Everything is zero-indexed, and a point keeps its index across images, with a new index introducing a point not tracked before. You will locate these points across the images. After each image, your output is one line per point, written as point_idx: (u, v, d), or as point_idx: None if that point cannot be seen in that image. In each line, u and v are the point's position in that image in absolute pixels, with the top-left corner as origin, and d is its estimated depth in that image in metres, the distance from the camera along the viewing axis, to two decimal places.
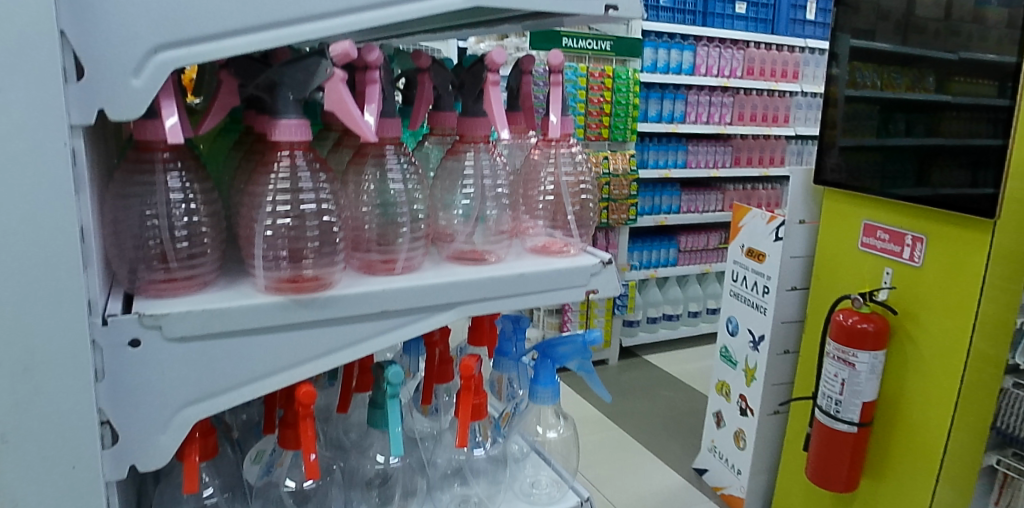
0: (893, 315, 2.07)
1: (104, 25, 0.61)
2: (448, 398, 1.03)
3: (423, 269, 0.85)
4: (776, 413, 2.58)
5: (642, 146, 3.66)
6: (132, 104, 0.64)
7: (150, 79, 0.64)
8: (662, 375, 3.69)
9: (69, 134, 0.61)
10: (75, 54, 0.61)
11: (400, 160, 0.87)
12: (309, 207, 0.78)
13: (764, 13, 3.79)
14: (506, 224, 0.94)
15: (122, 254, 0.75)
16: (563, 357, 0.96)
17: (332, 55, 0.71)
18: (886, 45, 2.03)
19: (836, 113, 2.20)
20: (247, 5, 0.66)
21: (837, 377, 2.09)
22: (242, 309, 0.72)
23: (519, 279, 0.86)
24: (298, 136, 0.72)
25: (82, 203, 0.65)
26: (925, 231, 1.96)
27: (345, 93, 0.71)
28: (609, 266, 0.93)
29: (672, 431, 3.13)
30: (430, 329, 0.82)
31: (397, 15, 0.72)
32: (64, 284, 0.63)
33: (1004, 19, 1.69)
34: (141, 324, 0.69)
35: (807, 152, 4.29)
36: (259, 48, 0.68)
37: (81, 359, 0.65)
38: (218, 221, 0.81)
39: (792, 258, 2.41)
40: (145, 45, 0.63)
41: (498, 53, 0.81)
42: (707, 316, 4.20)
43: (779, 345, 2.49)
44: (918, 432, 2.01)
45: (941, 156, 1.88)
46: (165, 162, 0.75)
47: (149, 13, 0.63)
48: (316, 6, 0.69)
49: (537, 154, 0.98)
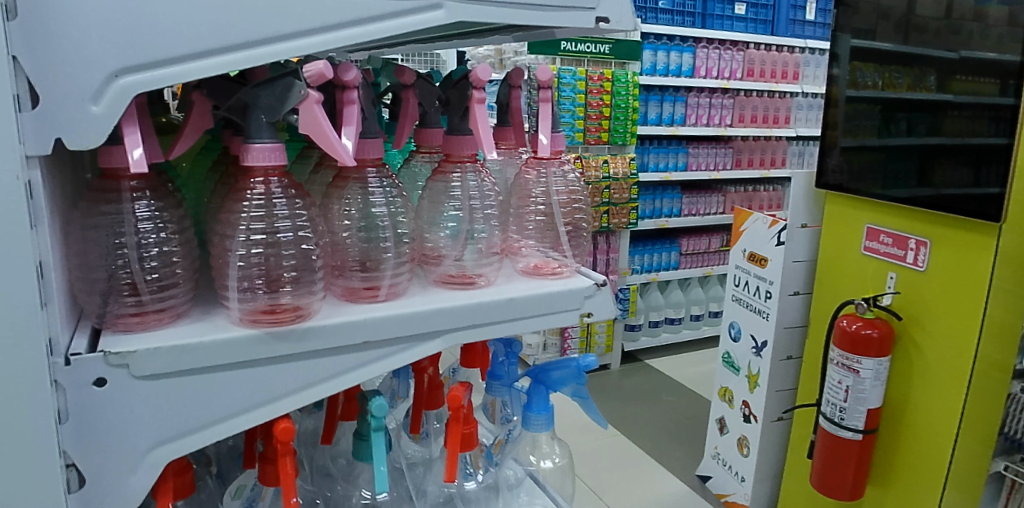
0: (897, 321, 2.03)
1: (60, 49, 0.58)
2: (439, 424, 1.00)
3: (409, 296, 0.81)
4: (780, 419, 2.54)
5: (642, 149, 3.63)
6: (92, 132, 0.60)
7: (111, 106, 0.60)
8: (663, 380, 3.64)
9: (23, 165, 0.58)
10: (29, 81, 0.58)
11: (383, 183, 0.83)
12: (286, 236, 0.75)
13: (764, 14, 3.76)
14: (497, 244, 0.90)
15: (89, 286, 0.71)
16: (557, 382, 0.92)
17: (307, 75, 0.68)
18: (886, 45, 2.00)
19: (836, 115, 2.16)
20: (214, 25, 0.63)
21: (841, 384, 2.05)
22: (214, 344, 0.68)
23: (509, 304, 0.82)
24: (275, 162, 0.69)
25: (39, 237, 0.61)
26: (929, 236, 1.92)
27: (321, 116, 0.68)
28: (603, 288, 0.89)
29: (674, 438, 3.09)
30: (416, 359, 0.78)
31: (375, 33, 0.70)
32: (23, 322, 0.60)
33: (1006, 16, 1.66)
34: (106, 363, 0.65)
35: (809, 154, 4.23)
36: (228, 69, 0.64)
37: (42, 400, 0.62)
38: (190, 250, 0.78)
39: (794, 263, 2.36)
40: (104, 69, 0.59)
41: (483, 70, 0.77)
42: (710, 320, 4.14)
43: (781, 351, 2.45)
44: (924, 439, 1.97)
45: (945, 154, 1.84)
46: (133, 191, 0.72)
47: (109, 34, 0.59)
48: (288, 25, 0.66)
49: (529, 173, 0.95)
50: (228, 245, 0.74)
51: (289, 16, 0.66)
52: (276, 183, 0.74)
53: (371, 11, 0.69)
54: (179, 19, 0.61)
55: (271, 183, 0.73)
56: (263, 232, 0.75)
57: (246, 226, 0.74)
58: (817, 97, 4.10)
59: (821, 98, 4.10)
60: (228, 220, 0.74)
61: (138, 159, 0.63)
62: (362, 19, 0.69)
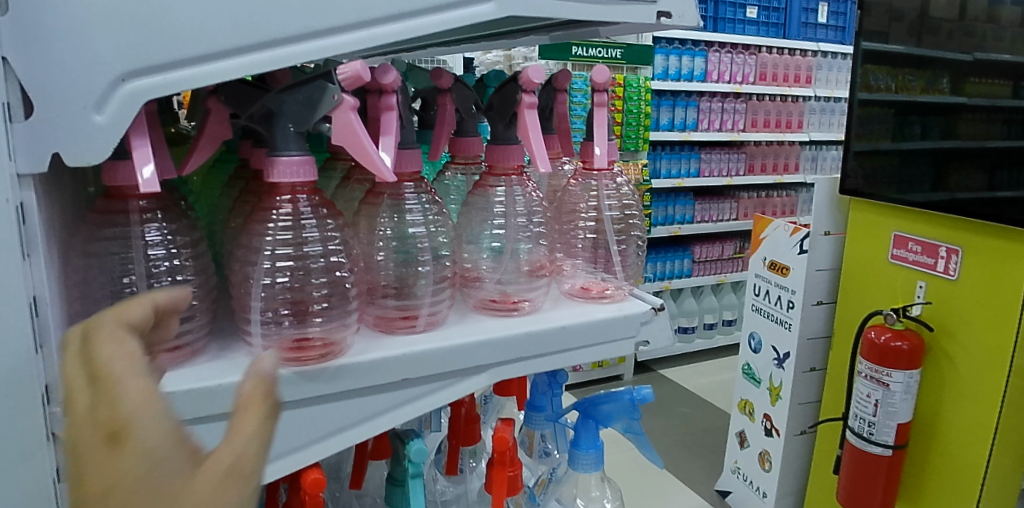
0: (928, 332, 1.84)
1: (56, 49, 0.49)
2: (475, 462, 0.90)
3: (449, 326, 0.72)
4: (803, 433, 2.34)
5: (654, 154, 3.53)
6: (93, 146, 0.52)
7: (116, 115, 0.52)
8: (680, 391, 3.44)
9: (15, 186, 0.50)
10: (21, 86, 0.49)
11: (421, 198, 0.74)
12: (315, 260, 0.67)
13: (775, 17, 3.68)
14: (542, 263, 0.82)
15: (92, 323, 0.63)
16: (608, 417, 0.84)
17: (341, 78, 0.59)
18: (899, 47, 1.88)
19: (849, 119, 2.01)
20: (234, 20, 0.54)
21: (869, 398, 1.84)
22: (232, 389, 0.59)
23: (560, 333, 0.73)
24: (304, 178, 0.60)
25: (33, 268, 0.52)
26: (962, 244, 1.74)
27: (357, 123, 0.60)
28: (660, 313, 0.80)
29: (689, 451, 2.84)
30: (459, 397, 0.69)
31: (417, 30, 0.60)
32: (12, 370, 0.51)
33: (1018, 18, 1.60)
34: None
35: (822, 158, 4.10)
36: (249, 72, 0.56)
37: (35, 459, 0.53)
38: (207, 278, 0.69)
39: (817, 271, 2.15)
40: (110, 73, 0.51)
41: (535, 70, 0.70)
42: (724, 329, 4.02)
43: (805, 362, 2.24)
44: (956, 455, 1.78)
45: (960, 157, 1.76)
46: (142, 211, 0.63)
47: (113, 31, 0.51)
48: (319, 20, 0.57)
49: (575, 184, 0.89)
50: (250, 274, 0.65)
51: (321, 10, 0.57)
52: (307, 199, 0.66)
53: (413, 4, 0.60)
54: (197, 14, 0.53)
55: (299, 201, 0.65)
56: (291, 259, 0.67)
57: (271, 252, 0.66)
58: (831, 100, 3.99)
59: (836, 102, 4.00)
60: (250, 244, 0.65)
61: (148, 177, 0.55)
62: (403, 13, 0.60)
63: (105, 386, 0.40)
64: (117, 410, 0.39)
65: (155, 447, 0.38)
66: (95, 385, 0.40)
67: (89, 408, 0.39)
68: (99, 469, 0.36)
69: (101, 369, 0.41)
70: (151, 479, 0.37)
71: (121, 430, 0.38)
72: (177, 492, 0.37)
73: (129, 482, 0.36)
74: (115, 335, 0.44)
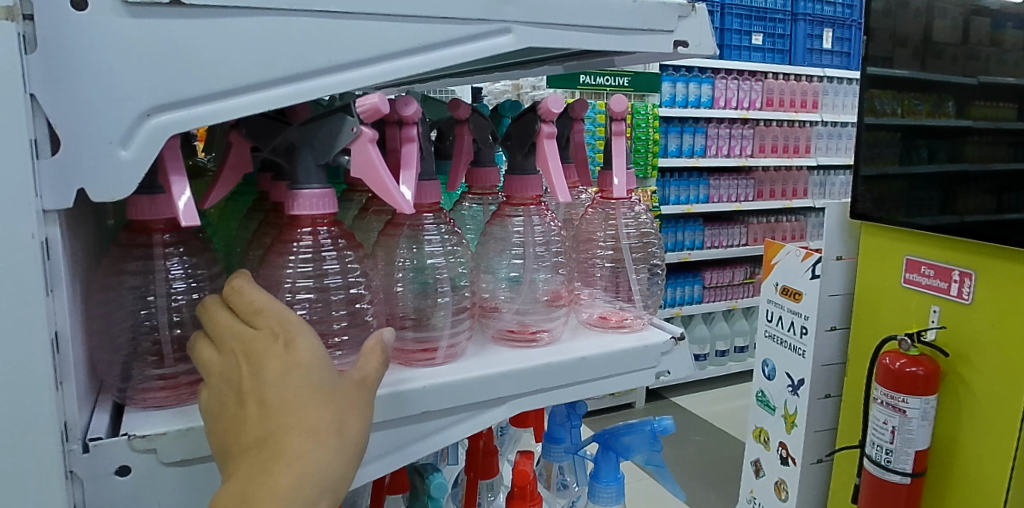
0: (944, 357, 1.81)
1: (85, 85, 0.50)
2: (493, 496, 0.89)
3: (468, 358, 0.71)
4: (820, 461, 2.28)
5: (663, 181, 3.54)
6: (118, 181, 0.52)
7: (142, 149, 0.52)
8: (693, 419, 3.39)
9: (40, 221, 0.50)
10: (49, 123, 0.50)
11: (439, 228, 0.75)
12: (336, 289, 0.67)
13: (781, 44, 3.71)
14: (560, 293, 0.81)
15: (111, 359, 0.62)
16: (628, 449, 0.83)
17: (359, 110, 0.59)
18: (903, 72, 1.88)
19: (856, 143, 2.01)
20: (258, 54, 0.54)
21: (886, 424, 1.79)
22: None
23: (580, 364, 0.72)
24: (320, 210, 0.60)
25: (56, 302, 0.52)
26: (975, 267, 1.73)
27: (375, 155, 0.60)
28: (680, 343, 0.79)
29: (703, 482, 2.77)
30: (479, 430, 0.68)
31: (437, 63, 0.61)
32: (32, 406, 0.50)
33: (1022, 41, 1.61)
34: (131, 448, 0.55)
35: (830, 184, 4.10)
36: (274, 106, 0.56)
37: (51, 500, 0.52)
38: None
39: (830, 296, 2.12)
40: (136, 108, 0.51)
41: (553, 100, 0.71)
42: (736, 355, 3.97)
43: (820, 389, 2.19)
44: (976, 484, 1.74)
45: (967, 181, 1.73)
46: (165, 246, 0.63)
47: (141, 67, 0.51)
48: (342, 53, 0.57)
49: (591, 212, 0.89)
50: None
51: (345, 44, 0.57)
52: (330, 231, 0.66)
53: (434, 37, 0.60)
54: (220, 49, 0.53)
55: (318, 233, 0.65)
56: (310, 292, 0.67)
57: (291, 286, 0.66)
58: (839, 125, 3.98)
59: (844, 127, 4.00)
60: (271, 276, 0.65)
61: (184, 208, 0.55)
62: (424, 46, 0.60)
63: (270, 312, 0.53)
64: (286, 325, 0.53)
65: (315, 352, 0.52)
66: (257, 311, 0.53)
67: (258, 327, 0.53)
68: (277, 360, 0.50)
69: (260, 299, 0.54)
70: (316, 370, 0.51)
71: (291, 338, 0.52)
72: (332, 386, 0.52)
73: (302, 370, 0.51)
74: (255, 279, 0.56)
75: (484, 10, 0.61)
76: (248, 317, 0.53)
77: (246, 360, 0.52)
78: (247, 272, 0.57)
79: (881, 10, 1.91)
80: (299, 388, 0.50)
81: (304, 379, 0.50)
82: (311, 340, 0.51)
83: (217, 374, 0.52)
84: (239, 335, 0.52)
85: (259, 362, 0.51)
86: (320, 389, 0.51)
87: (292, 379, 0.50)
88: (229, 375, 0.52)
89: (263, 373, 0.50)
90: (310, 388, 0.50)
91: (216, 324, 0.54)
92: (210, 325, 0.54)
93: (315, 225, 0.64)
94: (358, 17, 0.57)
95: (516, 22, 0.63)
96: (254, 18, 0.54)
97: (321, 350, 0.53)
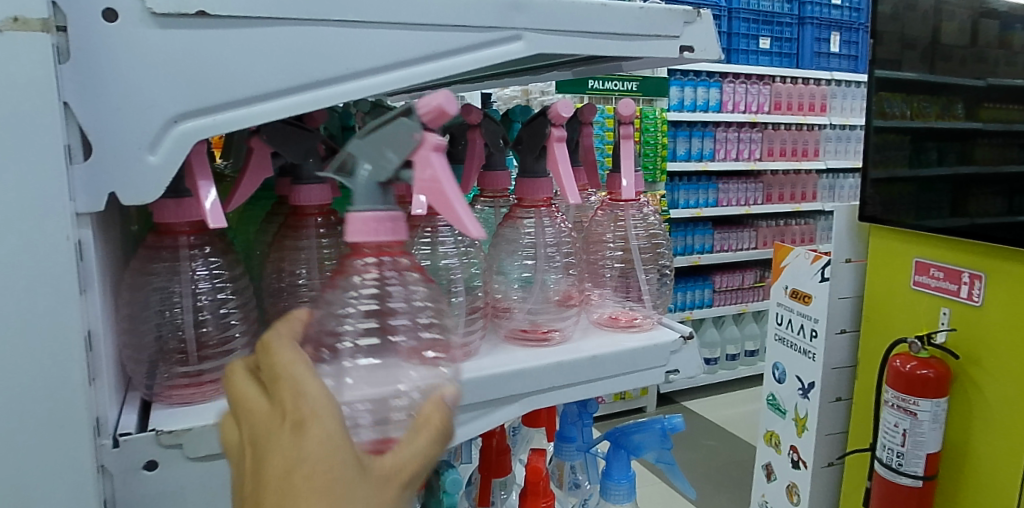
0: (954, 360, 1.81)
1: (115, 94, 0.52)
2: (506, 493, 0.91)
3: (481, 356, 0.73)
4: (831, 465, 2.27)
5: (672, 185, 3.54)
6: (147, 185, 0.54)
7: (169, 155, 0.54)
8: (703, 423, 3.38)
9: (74, 224, 0.52)
10: (81, 130, 0.52)
11: (453, 230, 0.79)
12: (402, 325, 0.63)
13: (788, 47, 3.73)
14: (570, 295, 0.83)
15: (137, 358, 0.65)
16: (640, 447, 0.84)
17: (421, 112, 0.54)
18: (912, 74, 1.89)
19: (866, 146, 2.01)
20: (280, 62, 0.57)
21: (897, 428, 1.79)
22: None
23: (592, 362, 0.74)
24: (388, 235, 0.55)
25: (88, 302, 0.54)
26: (985, 269, 1.73)
27: (438, 166, 0.55)
28: (689, 342, 0.80)
29: (713, 485, 2.77)
30: (491, 428, 0.70)
31: (451, 69, 0.63)
32: (65, 402, 0.52)
33: None
34: (159, 443, 0.57)
35: (840, 187, 4.09)
36: (293, 113, 0.58)
37: (85, 492, 0.54)
38: (250, 312, 0.72)
39: (840, 299, 2.12)
40: (163, 114, 0.54)
41: (563, 104, 0.74)
42: (747, 359, 3.97)
43: (830, 393, 2.19)
44: (990, 487, 1.73)
45: (977, 184, 1.74)
46: (191, 248, 0.66)
47: (168, 75, 0.53)
48: (358, 61, 0.59)
49: (600, 214, 0.91)
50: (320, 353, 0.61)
51: (360, 52, 0.59)
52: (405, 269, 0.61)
53: (447, 45, 0.62)
54: (243, 57, 0.55)
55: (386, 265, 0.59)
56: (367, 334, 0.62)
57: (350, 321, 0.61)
58: (847, 128, 3.98)
59: (853, 130, 3.99)
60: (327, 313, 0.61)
61: (213, 212, 0.57)
62: (438, 54, 0.62)
63: (288, 383, 0.47)
64: (300, 404, 0.46)
65: (328, 439, 0.44)
66: (277, 381, 0.48)
67: (274, 403, 0.47)
68: (281, 450, 0.44)
69: (281, 364, 0.48)
70: (325, 464, 0.43)
71: (301, 420, 0.44)
72: (344, 486, 0.43)
73: (306, 464, 0.43)
74: (289, 340, 0.51)
75: (495, 18, 0.63)
76: (269, 388, 0.48)
77: (255, 445, 0.46)
78: (283, 333, 0.52)
79: (888, 14, 1.92)
80: (298, 491, 0.42)
81: (305, 477, 0.42)
82: (322, 425, 0.44)
83: (238, 456, 0.48)
84: (255, 412, 0.47)
85: (266, 450, 0.45)
86: (323, 493, 0.42)
87: (291, 477, 0.42)
88: (244, 458, 0.47)
89: (265, 466, 0.43)
90: (313, 490, 0.42)
91: (238, 395, 0.50)
92: (232, 395, 0.50)
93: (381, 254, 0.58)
94: (373, 26, 0.59)
95: (527, 30, 0.64)
96: (275, 28, 0.56)
97: (338, 436, 0.44)
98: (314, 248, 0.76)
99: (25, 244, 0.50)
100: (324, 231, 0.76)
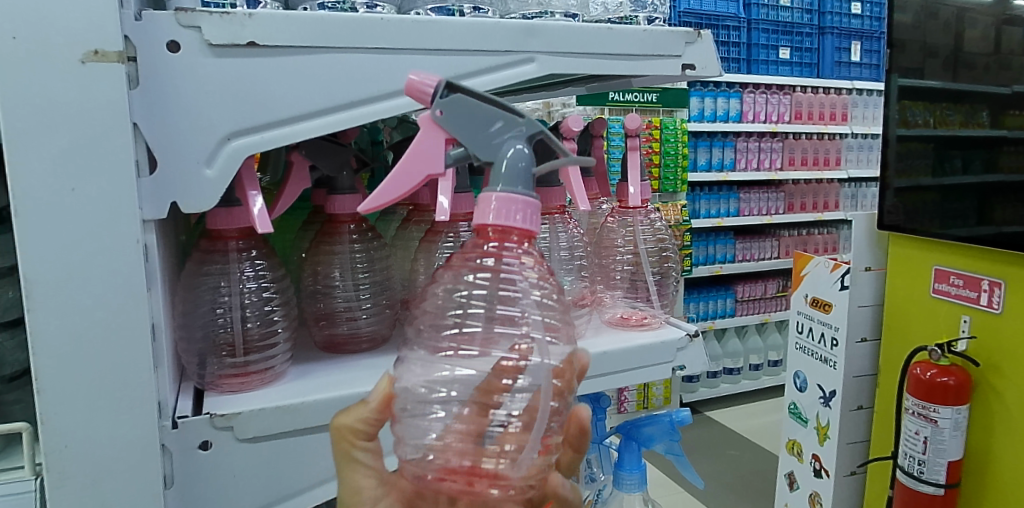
0: (975, 368, 1.82)
1: (176, 115, 0.60)
2: None
3: None
4: (854, 474, 2.27)
5: (693, 195, 3.58)
6: (204, 195, 0.62)
7: (222, 168, 0.62)
8: (726, 433, 3.40)
9: (142, 229, 0.59)
10: (148, 146, 0.59)
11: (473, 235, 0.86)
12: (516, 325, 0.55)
13: (808, 57, 3.76)
14: (582, 296, 0.89)
15: (190, 347, 0.73)
16: (649, 439, 0.89)
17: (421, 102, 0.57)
18: (935, 83, 1.90)
19: (887, 154, 2.03)
20: (321, 85, 0.64)
21: (918, 435, 1.79)
22: (314, 404, 0.68)
23: (602, 358, 0.79)
24: (516, 219, 0.51)
25: (154, 299, 0.62)
26: (1005, 276, 1.74)
27: (417, 142, 0.56)
28: (695, 339, 0.86)
29: (735, 493, 2.79)
30: None
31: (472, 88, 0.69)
32: (135, 386, 0.59)
33: None
34: (213, 426, 0.64)
35: (863, 196, 4.07)
36: (332, 129, 0.65)
37: (150, 467, 0.61)
38: (291, 310, 0.79)
39: (860, 307, 2.14)
40: (218, 133, 0.61)
41: (573, 120, 0.80)
42: (770, 370, 3.97)
43: (852, 401, 2.20)
44: (1016, 496, 1.73)
45: (1003, 192, 1.73)
46: (239, 251, 0.73)
47: (222, 99, 0.61)
48: (390, 83, 0.66)
49: (612, 221, 0.97)
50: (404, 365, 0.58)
51: (391, 74, 0.66)
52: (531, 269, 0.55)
53: (468, 67, 0.69)
54: (288, 81, 0.63)
55: (508, 252, 0.55)
56: (471, 347, 0.56)
57: (458, 319, 0.57)
58: (870, 137, 3.97)
59: (874, 139, 3.97)
60: (434, 305, 0.58)
61: (260, 218, 0.65)
62: (460, 75, 0.68)
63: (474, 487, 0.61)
64: None
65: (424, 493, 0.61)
66: None
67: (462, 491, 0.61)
68: None
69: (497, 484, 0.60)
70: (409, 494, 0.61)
71: None
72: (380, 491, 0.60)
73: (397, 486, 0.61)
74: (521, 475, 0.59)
75: (511, 43, 0.70)
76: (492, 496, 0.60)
77: None
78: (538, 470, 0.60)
79: (909, 22, 1.93)
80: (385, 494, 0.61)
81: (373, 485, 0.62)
82: None
83: None
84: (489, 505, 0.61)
85: None
86: None
87: None
88: None
89: None
90: None
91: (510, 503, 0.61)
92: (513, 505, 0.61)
93: (503, 241, 0.54)
94: (402, 52, 0.66)
95: (539, 52, 0.71)
96: (317, 56, 0.63)
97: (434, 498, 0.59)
98: (347, 253, 0.84)
99: (103, 246, 0.57)
100: (356, 237, 0.84)
